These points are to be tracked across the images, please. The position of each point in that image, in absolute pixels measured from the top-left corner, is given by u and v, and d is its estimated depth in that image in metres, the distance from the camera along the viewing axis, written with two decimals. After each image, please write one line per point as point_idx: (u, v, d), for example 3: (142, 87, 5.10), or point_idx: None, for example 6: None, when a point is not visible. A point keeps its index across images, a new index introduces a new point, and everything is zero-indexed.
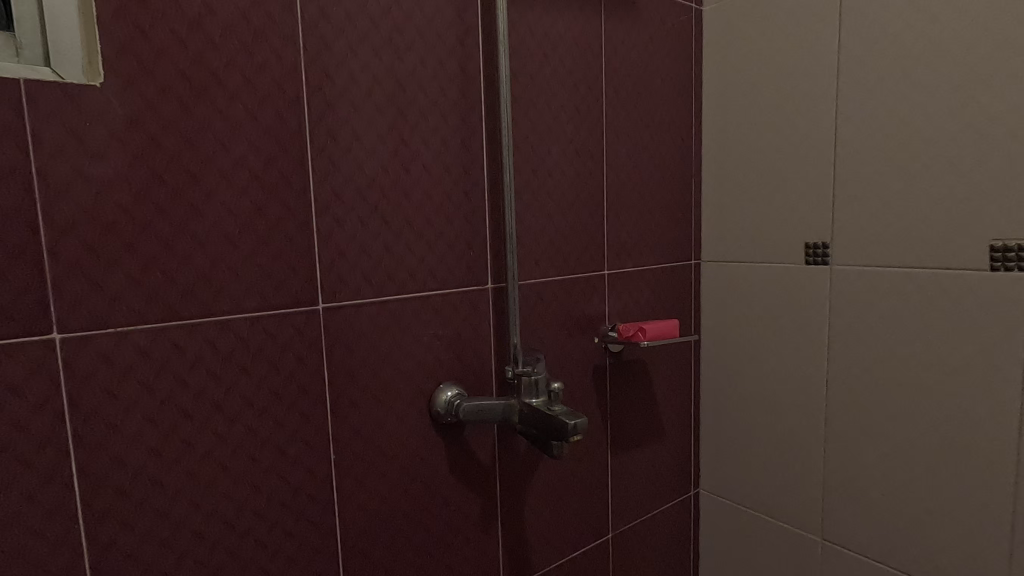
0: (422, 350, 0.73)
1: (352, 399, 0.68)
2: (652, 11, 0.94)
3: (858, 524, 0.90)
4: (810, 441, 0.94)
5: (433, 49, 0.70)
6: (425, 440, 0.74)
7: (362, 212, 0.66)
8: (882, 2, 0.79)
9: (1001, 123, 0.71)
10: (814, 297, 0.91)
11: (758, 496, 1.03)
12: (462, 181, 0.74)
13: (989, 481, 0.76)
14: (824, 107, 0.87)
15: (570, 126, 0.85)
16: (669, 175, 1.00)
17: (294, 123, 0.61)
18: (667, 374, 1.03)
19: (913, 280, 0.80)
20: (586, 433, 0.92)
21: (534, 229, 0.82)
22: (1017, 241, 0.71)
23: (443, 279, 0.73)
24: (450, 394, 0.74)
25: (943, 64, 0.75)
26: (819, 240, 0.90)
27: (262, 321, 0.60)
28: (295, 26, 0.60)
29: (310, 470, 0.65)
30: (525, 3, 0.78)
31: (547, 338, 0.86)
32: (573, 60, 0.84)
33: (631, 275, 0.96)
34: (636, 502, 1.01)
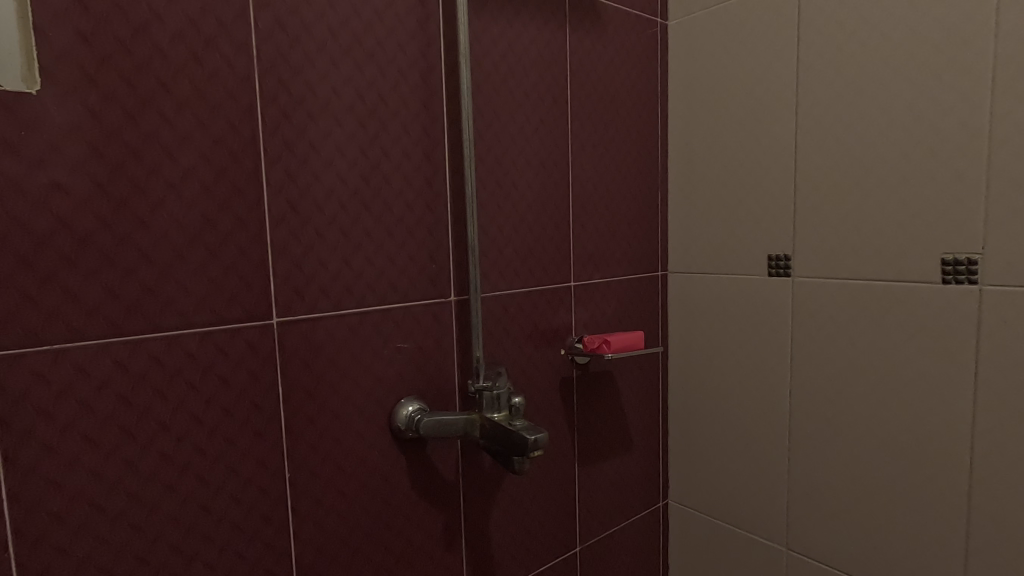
0: (383, 364, 0.71)
1: (308, 416, 0.66)
2: (618, 25, 0.95)
3: (822, 534, 0.90)
4: (775, 452, 0.95)
5: (394, 60, 0.70)
6: (385, 456, 0.72)
7: (320, 224, 0.65)
8: (838, 21, 0.81)
9: (950, 140, 0.73)
10: (778, 308, 0.92)
11: (725, 506, 1.03)
12: (424, 192, 0.73)
13: (944, 490, 0.77)
14: (784, 122, 0.89)
15: (535, 138, 0.85)
16: (635, 187, 1.01)
17: (247, 134, 0.59)
18: (635, 385, 1.03)
19: (870, 292, 0.81)
20: (552, 445, 0.91)
21: (498, 241, 0.82)
22: (967, 255, 0.73)
23: (404, 292, 0.72)
24: (411, 409, 0.73)
25: (895, 82, 0.77)
26: (781, 253, 0.91)
27: (212, 337, 0.59)
28: (249, 36, 0.59)
29: (264, 490, 0.63)
30: (490, 15, 0.78)
31: (512, 350, 0.85)
32: (538, 72, 0.84)
33: (598, 286, 0.96)
34: (604, 514, 1.01)
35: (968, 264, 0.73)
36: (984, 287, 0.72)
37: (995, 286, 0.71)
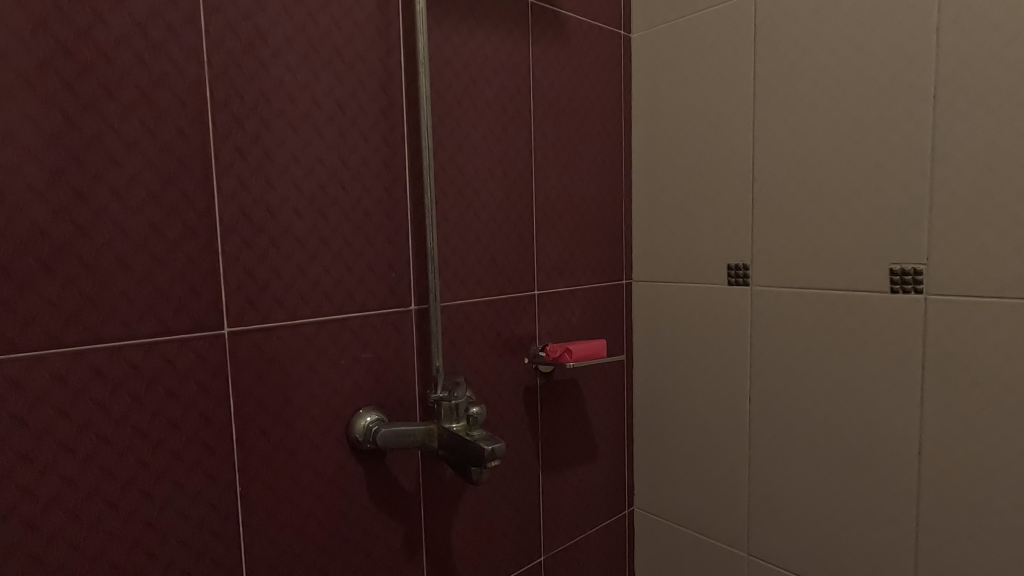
0: (340, 374, 0.70)
1: (262, 428, 0.65)
2: (581, 37, 0.96)
3: (782, 538, 0.92)
4: (736, 458, 0.96)
5: (352, 68, 0.69)
6: (342, 468, 0.71)
7: (274, 232, 0.64)
8: (792, 37, 0.84)
9: (898, 154, 0.75)
10: (738, 317, 0.93)
11: (689, 513, 1.04)
12: (383, 200, 0.73)
13: (894, 493, 0.79)
14: (742, 134, 0.91)
15: (498, 147, 0.85)
16: (600, 196, 1.02)
17: (197, 140, 0.58)
18: (599, 392, 1.04)
19: (824, 301, 0.83)
20: (516, 453, 0.91)
21: (460, 249, 0.82)
22: (913, 265, 0.75)
23: (362, 301, 0.72)
24: (369, 419, 0.72)
25: (845, 97, 0.79)
26: (739, 262, 0.93)
27: (158, 348, 0.57)
28: (200, 40, 0.58)
29: (213, 504, 0.61)
30: (451, 25, 0.78)
31: (475, 359, 0.85)
32: (501, 81, 0.85)
33: (562, 294, 0.96)
34: (569, 523, 1.01)
35: (914, 274, 0.75)
36: (929, 296, 0.74)
37: (938, 296, 0.73)
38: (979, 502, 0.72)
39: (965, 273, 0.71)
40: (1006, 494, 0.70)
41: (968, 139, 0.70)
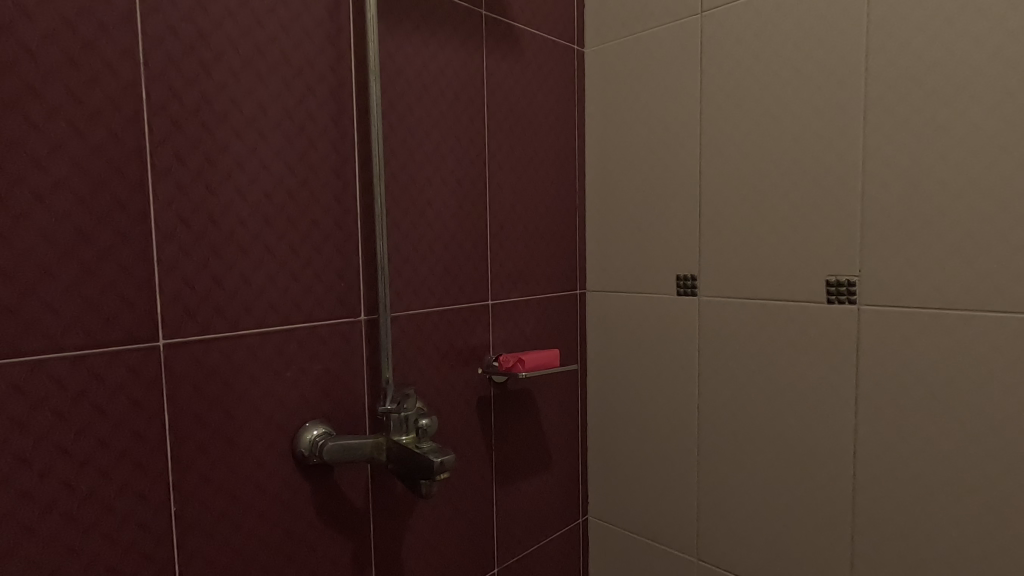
0: (285, 387, 0.68)
1: (200, 444, 0.62)
2: (536, 51, 0.97)
3: (729, 542, 0.94)
4: (686, 465, 0.98)
5: (300, 74, 0.68)
6: (286, 484, 0.69)
7: (215, 240, 0.62)
8: (735, 58, 0.87)
9: (833, 172, 0.79)
10: (687, 326, 0.96)
11: (641, 520, 1.06)
12: (332, 208, 0.71)
13: (832, 496, 0.82)
14: (689, 149, 0.94)
15: (451, 156, 0.85)
16: (554, 208, 1.03)
17: (131, 144, 0.56)
18: (553, 402, 1.04)
19: (767, 311, 0.87)
20: (469, 464, 0.90)
21: (412, 259, 0.81)
22: (847, 277, 0.79)
23: (309, 311, 0.70)
24: (315, 433, 0.70)
25: (785, 117, 0.83)
26: (688, 273, 0.95)
27: (86, 361, 0.54)
28: (136, 40, 0.56)
29: (145, 525, 0.58)
30: (404, 34, 0.78)
31: (427, 370, 0.84)
32: (454, 91, 0.85)
33: (516, 304, 0.97)
34: (523, 533, 1.00)
35: (848, 286, 0.79)
36: (862, 307, 0.78)
37: (870, 306, 0.77)
38: (908, 501, 0.76)
39: (893, 285, 0.75)
40: (933, 494, 0.74)
41: (895, 159, 0.74)
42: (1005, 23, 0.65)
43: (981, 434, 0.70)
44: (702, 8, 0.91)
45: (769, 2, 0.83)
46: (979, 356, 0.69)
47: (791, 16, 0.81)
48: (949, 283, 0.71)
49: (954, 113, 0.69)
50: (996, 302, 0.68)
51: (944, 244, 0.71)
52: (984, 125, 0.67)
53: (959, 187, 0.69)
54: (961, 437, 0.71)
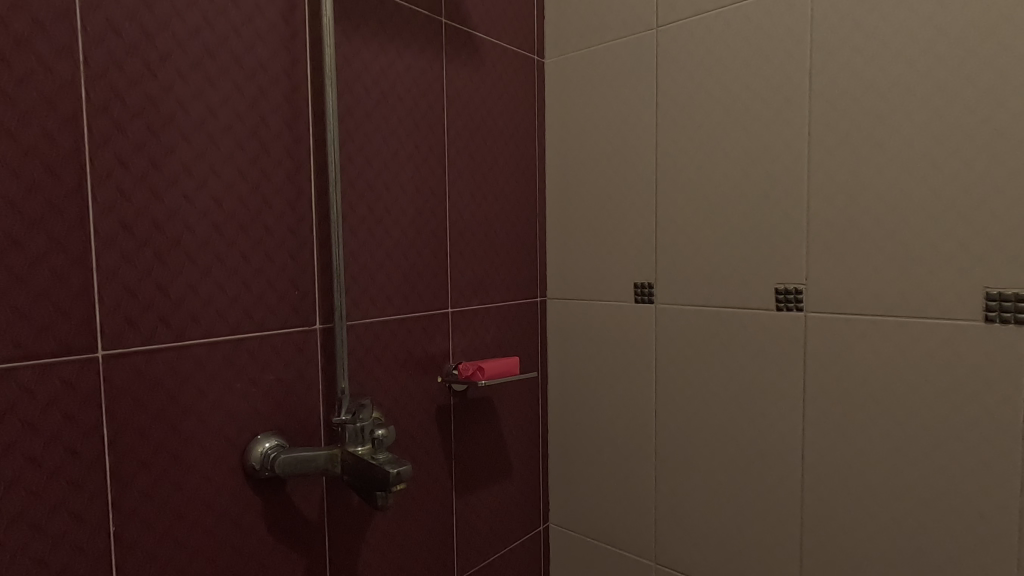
0: (235, 399, 0.66)
1: (142, 459, 0.59)
2: (496, 60, 0.98)
3: (686, 545, 0.96)
4: (643, 470, 1.00)
5: (253, 77, 0.66)
6: (236, 499, 0.66)
7: (160, 246, 0.59)
8: (689, 73, 0.90)
9: (780, 184, 0.82)
10: (645, 333, 0.98)
11: (601, 526, 1.06)
12: (286, 214, 0.70)
13: (782, 498, 0.85)
14: (645, 160, 0.96)
15: (410, 163, 0.85)
16: (514, 216, 1.03)
17: (68, 145, 0.53)
18: (513, 409, 1.04)
19: (720, 318, 0.89)
20: (428, 474, 0.89)
21: (369, 266, 0.80)
22: (795, 285, 0.82)
23: (260, 320, 0.68)
24: (267, 445, 0.68)
25: (735, 130, 0.86)
26: (645, 281, 0.97)
27: (15, 374, 0.51)
28: (75, 38, 0.53)
29: (79, 547, 0.55)
30: (361, 40, 0.77)
31: (385, 379, 0.83)
32: (413, 99, 0.85)
33: (476, 312, 0.96)
34: (484, 543, 1.00)
35: (796, 293, 0.82)
36: (808, 313, 0.81)
37: (816, 313, 0.80)
38: (851, 501, 0.79)
39: (836, 293, 0.78)
40: (874, 493, 0.77)
41: (837, 173, 0.77)
42: (934, 47, 0.70)
43: (917, 435, 0.73)
44: (657, 23, 0.93)
45: (720, 20, 0.86)
46: (913, 360, 0.73)
47: (741, 34, 0.84)
48: (887, 290, 0.75)
49: (890, 130, 0.73)
50: (929, 309, 0.72)
51: (882, 254, 0.75)
52: (917, 142, 0.71)
53: (895, 199, 0.73)
54: (899, 438, 0.75)
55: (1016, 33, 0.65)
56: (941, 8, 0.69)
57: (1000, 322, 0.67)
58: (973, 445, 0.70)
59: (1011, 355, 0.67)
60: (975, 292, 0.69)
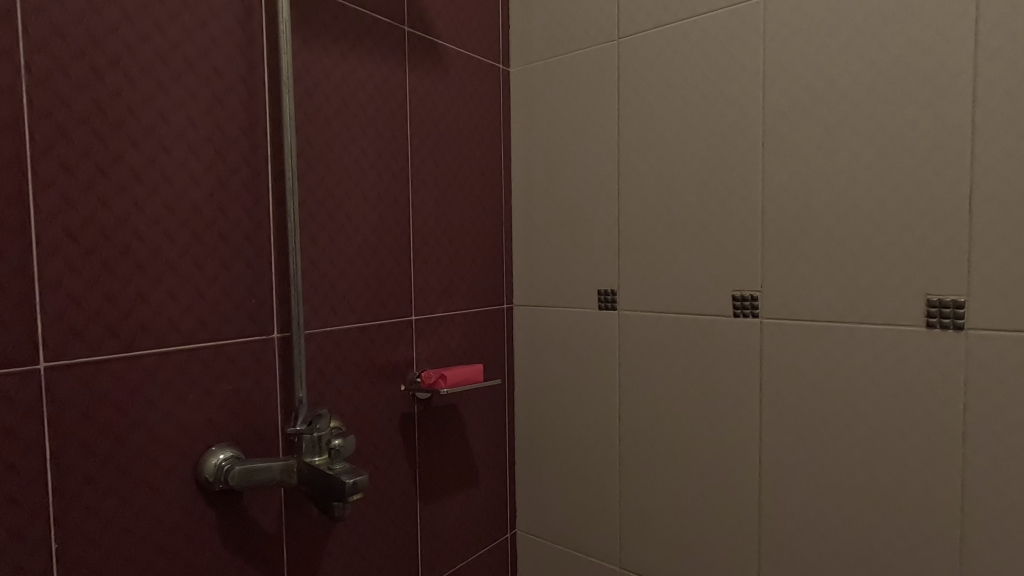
0: (188, 410, 0.65)
1: (87, 473, 0.57)
2: (460, 68, 0.98)
3: (649, 550, 0.97)
4: (608, 474, 1.01)
5: (207, 83, 0.66)
6: (189, 512, 0.65)
7: (107, 255, 0.58)
8: (648, 84, 0.92)
9: (736, 194, 0.84)
10: (609, 340, 0.99)
11: (568, 532, 1.07)
12: (241, 222, 0.69)
13: (741, 499, 0.87)
14: (608, 169, 0.97)
15: (372, 170, 0.84)
16: (480, 222, 1.04)
17: (8, 151, 0.52)
18: (478, 416, 1.04)
19: (680, 324, 0.91)
20: (391, 483, 0.88)
21: (330, 274, 0.79)
22: (751, 291, 0.84)
23: (215, 330, 0.67)
24: (221, 457, 0.67)
25: (694, 140, 0.88)
26: (608, 288, 0.98)
27: None
28: (16, 42, 0.52)
29: (18, 566, 0.53)
30: (321, 47, 0.77)
31: (346, 388, 0.82)
32: (375, 105, 0.84)
33: (440, 320, 0.96)
34: (449, 551, 0.99)
35: (751, 300, 0.84)
36: (763, 319, 0.83)
37: (770, 320, 0.82)
38: (806, 503, 0.81)
39: (790, 300, 0.81)
40: (827, 495, 0.79)
41: (789, 183, 0.80)
42: (878, 64, 0.72)
43: (866, 438, 0.76)
44: (618, 34, 0.95)
45: (679, 33, 0.88)
46: (861, 364, 0.76)
47: (698, 46, 0.87)
48: (837, 297, 0.77)
49: (838, 142, 0.76)
50: (875, 315, 0.74)
51: (832, 262, 0.77)
52: (863, 154, 0.74)
53: (843, 209, 0.76)
54: (849, 441, 0.77)
55: (952, 51, 0.68)
56: (883, 26, 0.72)
57: (941, 328, 0.70)
58: (918, 446, 0.72)
59: (950, 359, 0.70)
60: (917, 299, 0.71)
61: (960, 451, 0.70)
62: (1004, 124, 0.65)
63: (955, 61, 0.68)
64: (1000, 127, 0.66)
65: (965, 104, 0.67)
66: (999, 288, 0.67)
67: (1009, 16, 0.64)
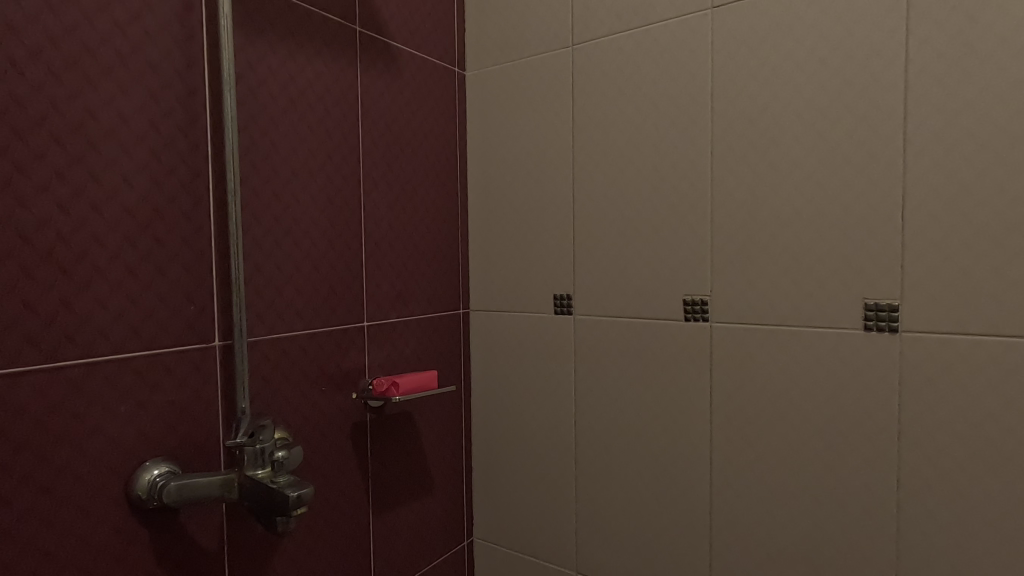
0: (119, 424, 0.61)
1: (2, 494, 0.53)
2: (414, 71, 0.97)
3: (604, 554, 0.97)
4: (565, 479, 1.01)
5: (141, 79, 0.62)
6: (119, 532, 0.61)
7: (26, 260, 0.54)
8: (602, 91, 0.93)
9: (687, 200, 0.86)
10: (564, 345, 0.99)
11: (525, 538, 1.06)
12: (179, 224, 0.66)
13: (692, 501, 0.88)
14: (563, 174, 0.98)
15: (321, 172, 0.82)
16: (435, 226, 1.02)
17: None
18: (434, 424, 1.03)
19: (633, 329, 0.92)
20: (342, 493, 0.86)
21: (276, 280, 0.77)
22: (701, 296, 0.85)
23: (150, 338, 0.63)
24: (156, 472, 0.63)
25: (646, 147, 0.89)
26: (563, 293, 0.99)
27: None
28: None
29: None
30: (266, 45, 0.75)
31: (293, 397, 0.79)
32: (325, 106, 0.82)
33: (394, 326, 0.94)
34: (403, 561, 0.97)
35: (701, 305, 0.85)
36: (712, 323, 0.85)
37: (720, 324, 0.84)
38: (754, 503, 0.83)
39: (738, 304, 0.82)
40: (774, 494, 0.81)
41: (737, 190, 0.82)
42: (817, 76, 0.75)
43: (809, 437, 0.78)
44: (572, 41, 0.95)
45: (631, 41, 0.90)
46: (805, 367, 0.78)
47: (649, 55, 0.88)
48: (782, 301, 0.79)
49: (781, 151, 0.78)
50: (817, 319, 0.77)
51: (777, 267, 0.79)
52: (804, 163, 0.77)
53: (786, 216, 0.78)
54: (795, 442, 0.79)
55: (884, 67, 0.71)
56: (822, 41, 0.74)
57: (877, 331, 0.73)
58: (857, 445, 0.75)
59: (886, 361, 0.72)
60: (856, 303, 0.74)
61: (896, 449, 0.73)
62: (931, 136, 0.69)
63: (888, 76, 0.71)
64: (928, 139, 0.69)
65: (897, 117, 0.70)
66: (929, 292, 0.70)
67: (936, 34, 0.68)
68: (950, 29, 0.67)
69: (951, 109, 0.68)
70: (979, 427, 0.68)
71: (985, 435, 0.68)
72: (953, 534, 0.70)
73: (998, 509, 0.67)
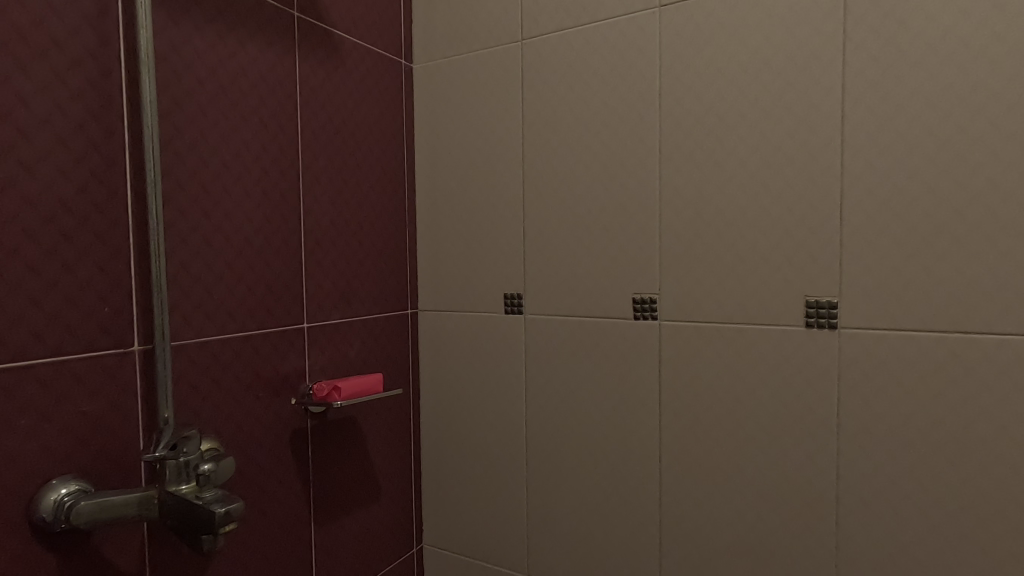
0: (17, 439, 0.55)
1: None
2: (358, 61, 0.93)
3: (554, 555, 0.96)
4: (516, 481, 0.99)
5: (44, 56, 0.56)
6: (19, 559, 0.55)
7: None
8: (552, 87, 0.92)
9: (637, 198, 0.86)
10: (515, 345, 0.97)
11: (475, 542, 1.04)
12: (90, 217, 0.60)
13: (641, 499, 0.88)
14: (513, 172, 0.96)
15: (255, 164, 0.77)
16: (380, 223, 0.98)
17: None
18: (380, 429, 0.99)
19: (584, 328, 0.91)
20: (280, 504, 0.81)
21: (204, 278, 0.71)
22: (650, 295, 0.85)
23: (56, 344, 0.57)
24: (63, 492, 0.57)
25: (596, 144, 0.88)
26: (514, 292, 0.97)
27: None
28: None
29: None
30: (193, 27, 0.69)
31: (225, 404, 0.74)
32: (259, 93, 0.77)
33: (337, 327, 0.90)
34: (348, 571, 0.93)
35: (650, 303, 0.85)
36: (661, 322, 0.85)
37: (668, 322, 0.84)
38: (702, 499, 0.84)
39: (686, 302, 0.83)
40: (721, 489, 0.82)
41: (684, 189, 0.82)
42: (761, 77, 0.76)
43: (754, 433, 0.79)
44: (522, 36, 0.94)
45: (581, 38, 0.89)
46: (750, 364, 0.79)
47: (599, 53, 0.87)
48: (729, 299, 0.80)
49: (727, 151, 0.79)
50: (761, 316, 0.78)
51: (723, 265, 0.80)
52: (749, 162, 0.78)
53: (732, 215, 0.79)
54: (740, 437, 0.80)
55: (824, 70, 0.73)
56: (765, 43, 0.76)
57: (818, 327, 0.75)
58: (799, 439, 0.77)
59: (827, 357, 0.74)
60: (798, 301, 0.76)
61: (835, 441, 0.75)
62: (867, 137, 0.71)
63: (826, 80, 0.73)
64: (865, 142, 0.71)
65: (835, 120, 0.72)
66: (865, 289, 0.72)
67: (870, 39, 0.70)
68: (883, 35, 0.69)
69: (885, 113, 0.70)
70: (910, 419, 0.71)
71: (916, 426, 0.71)
72: (886, 522, 0.73)
73: (927, 497, 0.70)
